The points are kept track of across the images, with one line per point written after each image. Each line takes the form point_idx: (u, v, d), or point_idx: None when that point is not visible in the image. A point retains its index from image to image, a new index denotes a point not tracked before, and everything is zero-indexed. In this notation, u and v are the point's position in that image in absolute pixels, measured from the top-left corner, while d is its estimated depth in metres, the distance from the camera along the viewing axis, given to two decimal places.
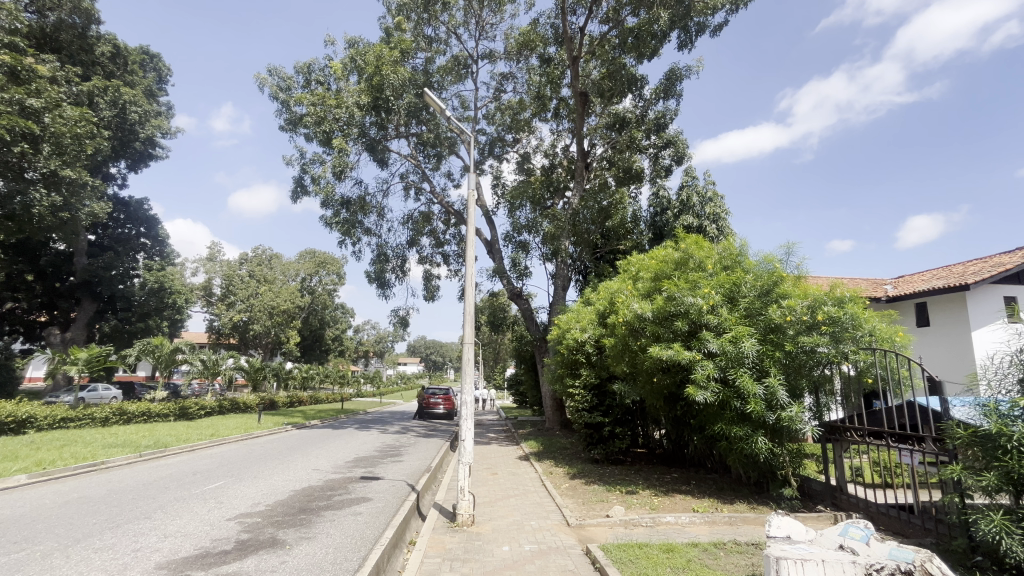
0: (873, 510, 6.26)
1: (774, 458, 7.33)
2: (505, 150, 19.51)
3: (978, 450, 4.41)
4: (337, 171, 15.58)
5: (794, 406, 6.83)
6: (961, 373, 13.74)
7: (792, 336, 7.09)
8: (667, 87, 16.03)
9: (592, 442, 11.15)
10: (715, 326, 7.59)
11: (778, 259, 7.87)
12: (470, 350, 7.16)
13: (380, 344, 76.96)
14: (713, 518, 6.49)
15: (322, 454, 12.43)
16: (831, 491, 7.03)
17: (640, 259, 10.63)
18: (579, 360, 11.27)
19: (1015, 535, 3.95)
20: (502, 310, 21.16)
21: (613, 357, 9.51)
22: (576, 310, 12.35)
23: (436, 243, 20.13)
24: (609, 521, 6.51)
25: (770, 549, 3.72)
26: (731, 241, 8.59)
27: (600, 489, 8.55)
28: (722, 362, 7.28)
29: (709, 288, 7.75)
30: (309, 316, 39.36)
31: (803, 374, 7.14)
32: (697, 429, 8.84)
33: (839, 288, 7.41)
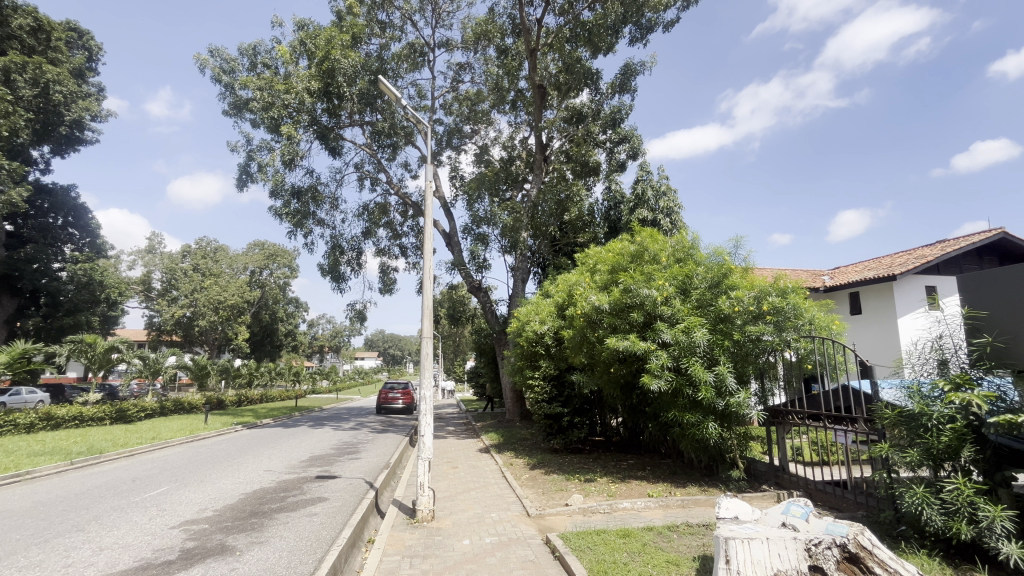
0: (812, 487, 6.66)
1: (723, 442, 7.70)
2: (463, 142, 19.28)
3: (904, 429, 4.75)
4: (287, 160, 14.95)
5: (741, 393, 7.18)
6: (890, 357, 14.80)
7: (740, 326, 7.41)
8: (622, 83, 16.27)
9: (552, 432, 11.33)
10: (668, 317, 7.82)
11: (727, 252, 8.22)
12: (430, 345, 7.03)
13: (336, 339, 74.95)
14: (667, 502, 6.73)
15: (275, 454, 11.99)
16: (774, 471, 7.44)
17: (597, 252, 10.79)
18: (538, 352, 11.40)
19: (933, 505, 4.31)
20: (462, 303, 21.06)
21: (571, 349, 9.66)
22: (535, 302, 12.46)
23: (393, 235, 19.71)
24: (568, 510, 6.63)
25: (719, 531, 3.89)
26: (683, 234, 8.85)
27: (559, 478, 8.70)
28: (676, 351, 7.53)
29: (663, 280, 7.99)
30: (260, 311, 37.67)
31: (749, 361, 7.48)
32: (652, 416, 9.19)
33: (783, 279, 7.76)
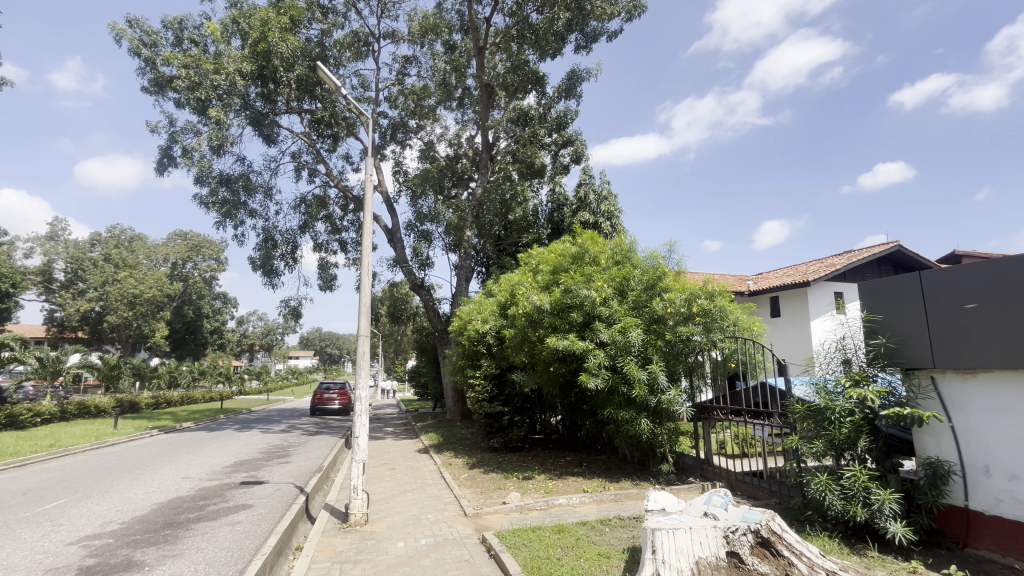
0: (732, 478, 7.12)
1: (655, 437, 8.06)
2: (408, 137, 18.88)
3: (811, 421, 5.18)
4: (215, 145, 13.97)
5: (672, 390, 7.55)
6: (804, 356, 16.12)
7: (672, 326, 7.78)
8: (568, 87, 16.60)
9: (492, 431, 11.36)
10: (606, 317, 8.07)
11: (662, 256, 8.60)
12: (367, 344, 6.82)
13: (268, 337, 71.01)
14: (601, 496, 6.93)
15: (195, 460, 11.16)
16: (700, 464, 7.90)
17: (539, 252, 10.93)
18: (480, 351, 11.38)
19: (834, 491, 4.73)
20: (403, 301, 20.64)
21: (512, 348, 9.74)
22: (477, 302, 12.43)
23: (332, 229, 18.95)
24: (505, 508, 6.66)
25: (647, 522, 4.05)
26: (622, 238, 9.16)
27: (497, 477, 8.73)
28: (612, 350, 7.79)
29: (602, 282, 8.24)
30: (182, 306, 34.93)
31: (680, 360, 7.87)
32: (589, 414, 9.45)
33: (712, 283, 8.24)
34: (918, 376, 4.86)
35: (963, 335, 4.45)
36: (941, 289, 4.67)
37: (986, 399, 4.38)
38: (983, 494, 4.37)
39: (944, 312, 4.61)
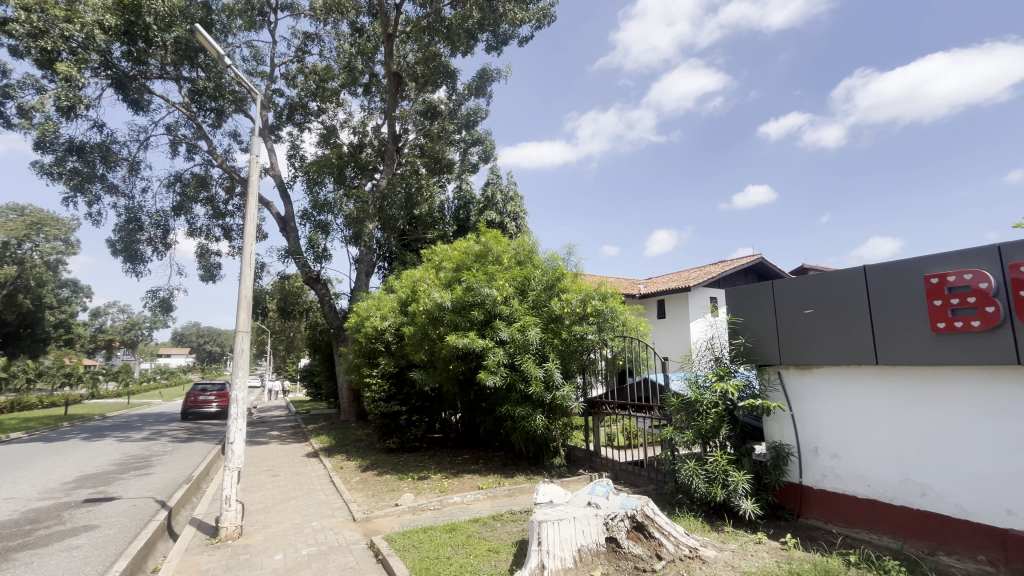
0: (617, 468, 7.65)
1: (549, 433, 8.37)
2: (307, 119, 17.62)
3: (683, 413, 5.73)
4: (63, 105, 11.86)
5: (566, 387, 7.89)
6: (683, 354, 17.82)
7: (567, 325, 8.13)
8: (478, 86, 16.62)
9: (388, 432, 10.99)
10: (507, 316, 8.19)
11: (562, 258, 8.93)
12: (246, 341, 6.22)
13: (131, 332, 62.06)
14: (494, 492, 7.03)
15: (22, 477, 9.38)
16: (589, 456, 8.43)
17: (443, 249, 10.80)
18: (378, 349, 10.95)
19: (700, 475, 5.27)
20: (295, 295, 19.20)
21: (411, 346, 9.51)
22: (377, 298, 11.96)
23: (214, 213, 17.06)
24: (396, 510, 6.48)
25: (535, 515, 4.18)
26: (525, 238, 9.37)
27: (391, 478, 8.47)
28: (511, 348, 7.92)
29: (503, 281, 8.35)
30: (14, 295, 29.22)
31: (574, 358, 8.23)
32: (488, 411, 9.55)
33: (605, 285, 8.73)
34: (769, 371, 5.58)
35: (801, 336, 5.17)
36: (786, 296, 5.37)
37: (817, 390, 5.13)
38: (813, 470, 5.14)
39: (788, 315, 5.32)
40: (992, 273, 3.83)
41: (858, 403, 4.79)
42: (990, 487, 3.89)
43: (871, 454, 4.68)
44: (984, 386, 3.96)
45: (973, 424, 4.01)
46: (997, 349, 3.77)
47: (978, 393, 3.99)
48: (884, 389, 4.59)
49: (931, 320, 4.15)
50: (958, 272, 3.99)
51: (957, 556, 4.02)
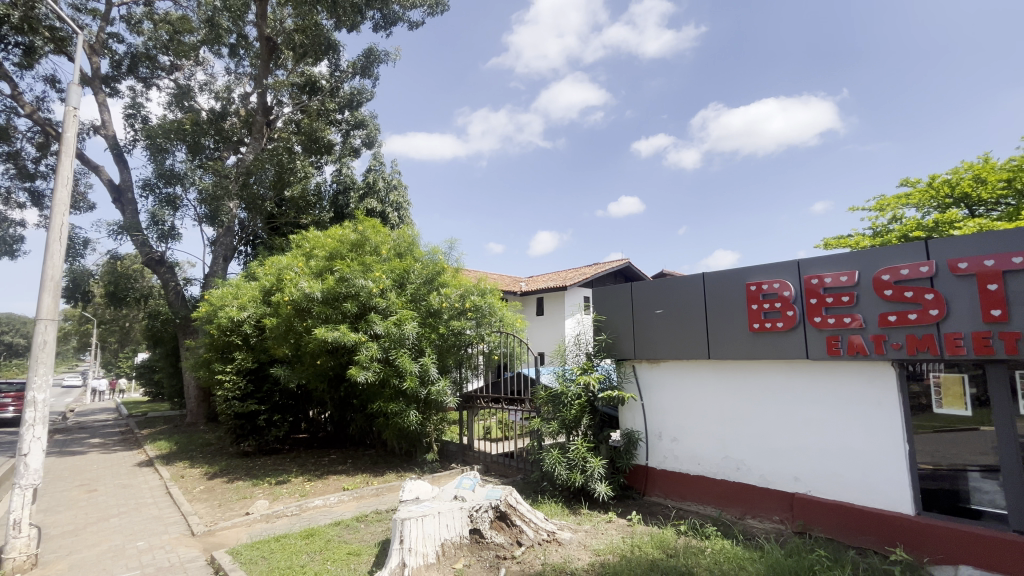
0: (489, 460, 7.84)
1: (422, 428, 8.27)
2: (154, 75, 15.13)
3: (550, 405, 6.06)
4: None
5: (441, 381, 7.84)
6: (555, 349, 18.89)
7: (445, 320, 8.10)
8: (364, 66, 15.74)
9: (243, 434, 9.93)
10: (382, 309, 7.87)
11: (442, 252, 8.86)
12: (51, 331, 5.14)
13: None
14: (361, 492, 6.74)
15: None
16: (462, 449, 8.49)
17: (315, 236, 10.04)
18: (233, 342, 9.82)
19: (562, 462, 5.61)
20: (132, 279, 16.41)
21: (274, 339, 8.70)
22: (235, 285, 10.72)
23: (17, 174, 13.82)
24: (246, 520, 5.86)
25: (399, 514, 4.09)
26: (405, 230, 9.12)
27: (244, 485, 7.65)
28: (386, 343, 7.63)
29: (380, 273, 8.00)
30: None
31: (451, 353, 8.24)
32: (359, 409, 9.11)
33: (484, 281, 8.86)
34: (625, 365, 6.14)
35: (652, 333, 5.76)
36: (641, 297, 5.94)
37: (663, 381, 5.77)
38: (657, 453, 5.78)
39: (642, 314, 5.89)
40: (793, 283, 4.64)
41: (693, 393, 5.48)
42: (784, 460, 4.73)
43: (702, 438, 5.38)
44: (783, 377, 4.78)
45: (774, 408, 4.83)
46: (794, 346, 4.58)
47: (779, 384, 4.81)
48: (713, 381, 5.32)
49: (749, 321, 4.89)
50: (771, 281, 4.76)
51: (760, 519, 4.81)
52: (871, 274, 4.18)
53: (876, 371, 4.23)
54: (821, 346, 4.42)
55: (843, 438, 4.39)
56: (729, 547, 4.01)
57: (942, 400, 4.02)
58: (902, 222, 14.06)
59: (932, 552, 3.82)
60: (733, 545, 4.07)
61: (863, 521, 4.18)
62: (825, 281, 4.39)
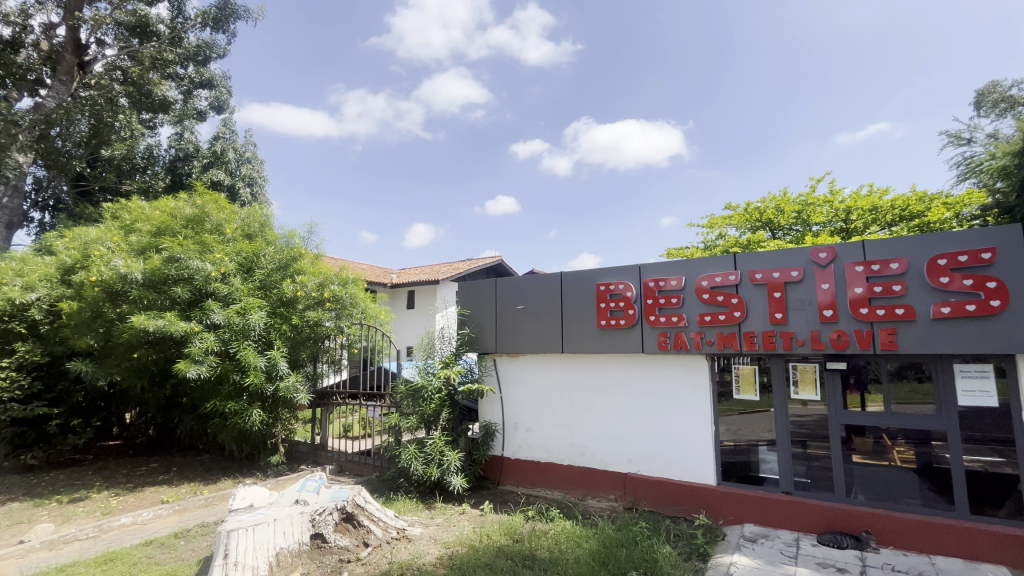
0: (344, 459, 7.41)
1: (267, 428, 7.51)
2: None
3: (410, 399, 5.95)
4: None
5: (292, 377, 7.18)
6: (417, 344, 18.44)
7: (300, 310, 7.44)
8: (216, 17, 13.72)
9: (24, 445, 8.02)
10: (223, 296, 6.93)
11: (300, 236, 8.10)
12: None
13: None
14: (184, 505, 5.87)
15: None
16: (314, 450, 7.89)
17: (139, 207, 8.45)
18: (14, 331, 7.84)
19: (418, 458, 5.53)
20: None
21: (74, 328, 7.15)
22: (20, 259, 8.57)
23: None
24: (18, 550, 4.71)
25: (224, 526, 3.63)
26: (257, 208, 8.15)
27: (20, 507, 6.15)
28: (226, 334, 6.75)
29: (222, 255, 7.02)
30: None
31: (304, 346, 7.59)
32: (190, 408, 7.97)
33: (347, 270, 8.31)
34: (486, 359, 6.28)
35: (513, 328, 5.97)
36: (504, 293, 6.12)
37: (520, 374, 6.02)
38: (512, 443, 6.00)
39: (504, 310, 6.07)
40: (634, 285, 5.17)
41: (547, 385, 5.81)
42: (620, 444, 5.25)
43: (552, 427, 5.72)
44: (622, 369, 5.31)
45: (614, 398, 5.33)
46: (632, 341, 5.10)
47: (619, 375, 5.32)
48: (565, 373, 5.69)
49: (598, 318, 5.32)
50: (616, 282, 5.24)
51: (597, 499, 5.27)
52: (694, 280, 4.83)
53: (694, 363, 4.90)
54: (654, 342, 4.98)
55: (667, 422, 5.01)
56: (568, 528, 4.31)
57: (740, 386, 4.77)
58: (725, 239, 16.61)
59: (726, 515, 4.56)
60: (572, 525, 4.38)
61: (679, 493, 4.82)
62: (659, 285, 4.97)
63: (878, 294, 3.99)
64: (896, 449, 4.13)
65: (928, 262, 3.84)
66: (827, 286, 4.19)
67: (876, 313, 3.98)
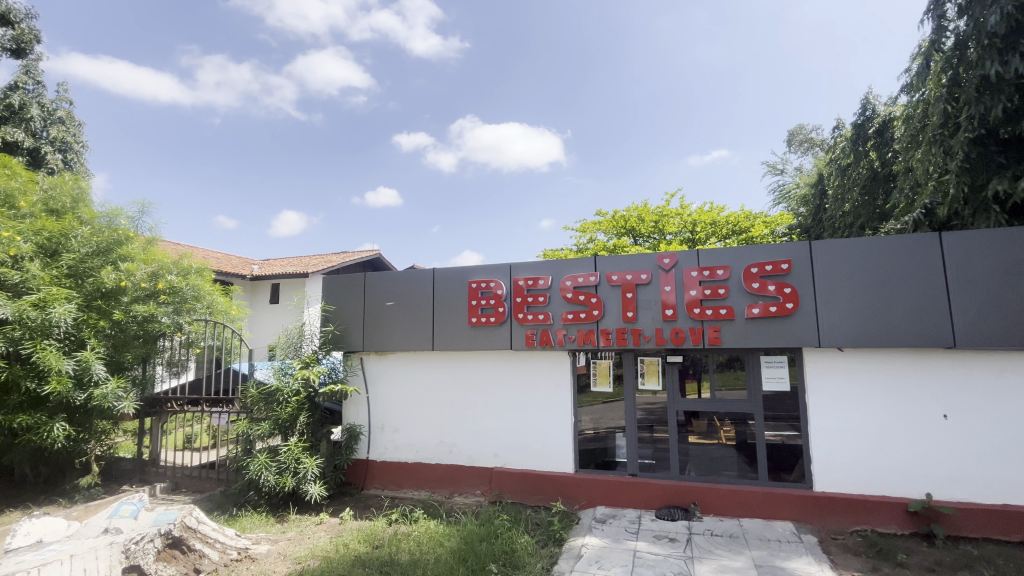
0: (179, 475, 6.44)
1: (75, 445, 6.22)
2: None
3: (262, 404, 5.40)
4: None
5: (111, 383, 6.01)
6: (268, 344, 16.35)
7: (125, 304, 6.27)
8: None
9: None
10: (12, 284, 5.55)
11: (127, 215, 6.72)
12: None
13: None
14: None
15: None
16: (141, 466, 6.73)
17: None
18: None
19: (270, 468, 5.04)
20: None
21: None
22: None
23: None
24: None
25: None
26: (64, 177, 6.59)
27: None
28: (15, 332, 5.42)
29: (12, 233, 5.60)
30: None
31: (130, 346, 6.42)
32: None
33: (189, 258, 7.12)
34: (352, 358, 5.96)
35: (382, 325, 5.74)
36: (373, 288, 5.85)
37: (389, 373, 5.81)
38: (378, 444, 5.77)
39: (373, 306, 5.81)
40: (504, 283, 5.30)
41: (416, 383, 5.68)
42: (487, 440, 5.34)
43: (420, 426, 5.62)
44: (491, 365, 5.41)
45: (483, 395, 5.41)
46: (500, 338, 5.22)
47: (488, 371, 5.42)
48: (435, 371, 5.62)
49: (468, 316, 5.35)
50: (487, 281, 5.33)
51: (464, 495, 5.30)
52: (559, 280, 5.10)
53: (557, 359, 5.18)
54: (521, 338, 5.15)
55: (531, 417, 5.22)
56: (431, 527, 4.27)
57: (596, 379, 5.15)
58: (595, 242, 17.89)
59: (580, 500, 4.90)
60: (436, 524, 4.35)
61: (540, 483, 5.05)
62: (528, 284, 5.16)
63: (708, 296, 4.60)
64: (724, 429, 4.77)
65: (745, 270, 4.52)
66: (669, 288, 4.72)
67: (706, 312, 4.59)
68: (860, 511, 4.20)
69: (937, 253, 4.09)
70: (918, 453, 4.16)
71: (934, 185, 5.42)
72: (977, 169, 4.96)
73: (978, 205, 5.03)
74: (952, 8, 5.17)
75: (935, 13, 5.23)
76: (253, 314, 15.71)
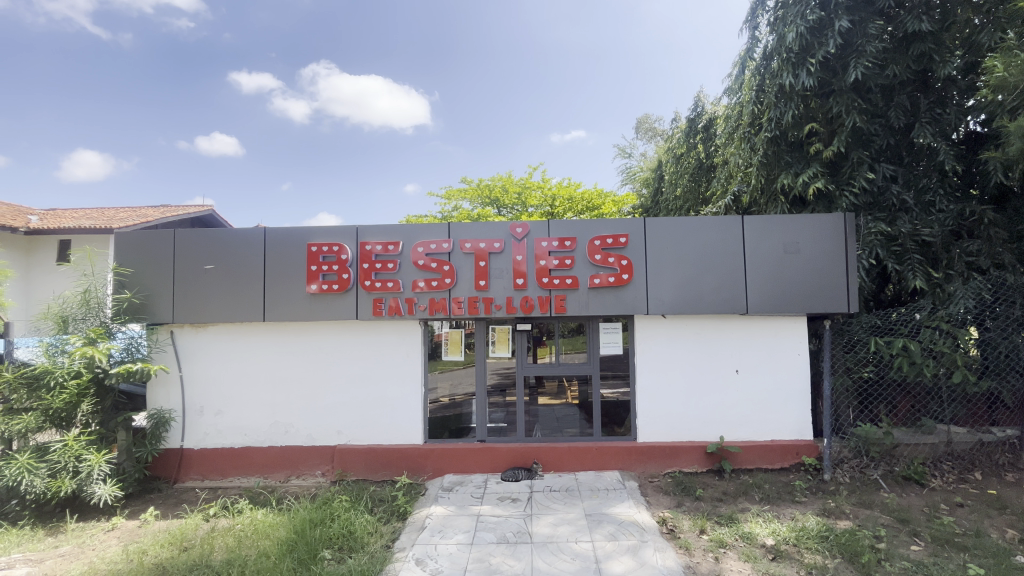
0: None
1: None
2: None
3: (24, 391, 4.24)
4: None
5: None
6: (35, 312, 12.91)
7: None
8: None
9: None
10: None
11: None
12: None
13: None
14: None
15: None
16: None
17: None
18: None
19: (39, 469, 3.99)
20: None
21: None
22: None
23: None
24: None
25: None
26: None
27: None
28: None
29: None
30: None
31: None
32: None
33: None
34: (158, 332, 4.97)
35: (198, 292, 4.88)
36: (187, 249, 4.91)
37: (208, 349, 4.99)
38: (195, 431, 4.97)
39: (187, 271, 4.90)
40: (350, 248, 4.84)
41: (243, 359, 4.98)
42: (329, 416, 4.95)
43: (248, 407, 4.97)
44: (335, 336, 4.96)
45: (325, 369, 4.96)
46: (344, 307, 4.80)
47: (331, 343, 4.97)
48: (267, 345, 4.98)
49: (307, 283, 4.79)
50: (330, 244, 4.82)
51: (302, 478, 4.88)
52: (411, 246, 4.82)
53: (409, 330, 4.95)
54: (368, 307, 4.80)
55: (378, 390, 4.95)
56: (258, 518, 3.82)
57: (448, 348, 5.07)
58: (459, 210, 17.67)
59: (428, 471, 4.84)
60: (264, 513, 3.91)
61: (386, 456, 4.86)
62: (377, 249, 4.78)
63: (556, 266, 4.77)
64: (571, 389, 5.07)
65: (590, 242, 4.76)
66: (521, 258, 4.77)
67: (554, 282, 4.76)
68: (672, 456, 4.84)
69: (739, 233, 4.77)
70: (716, 403, 4.91)
71: (744, 174, 6.28)
72: (772, 164, 5.83)
73: (770, 195, 5.94)
74: (764, 22, 5.95)
75: (751, 24, 5.97)
76: (26, 277, 12.37)
